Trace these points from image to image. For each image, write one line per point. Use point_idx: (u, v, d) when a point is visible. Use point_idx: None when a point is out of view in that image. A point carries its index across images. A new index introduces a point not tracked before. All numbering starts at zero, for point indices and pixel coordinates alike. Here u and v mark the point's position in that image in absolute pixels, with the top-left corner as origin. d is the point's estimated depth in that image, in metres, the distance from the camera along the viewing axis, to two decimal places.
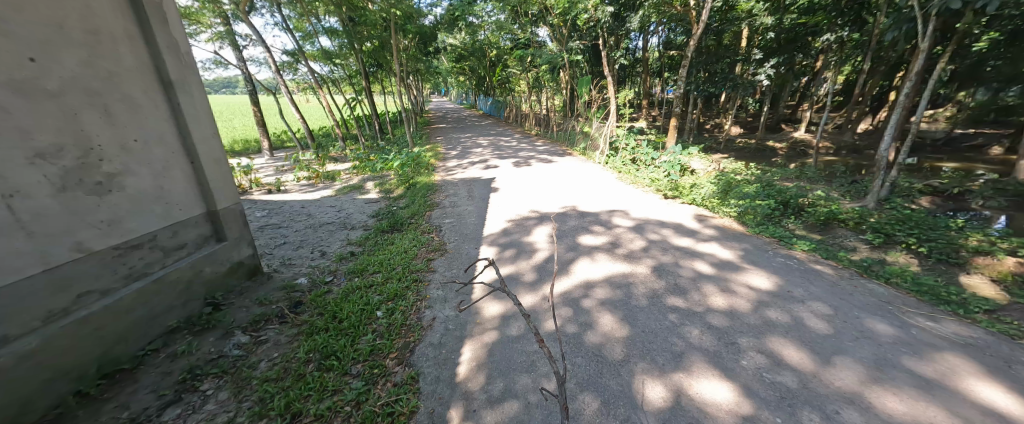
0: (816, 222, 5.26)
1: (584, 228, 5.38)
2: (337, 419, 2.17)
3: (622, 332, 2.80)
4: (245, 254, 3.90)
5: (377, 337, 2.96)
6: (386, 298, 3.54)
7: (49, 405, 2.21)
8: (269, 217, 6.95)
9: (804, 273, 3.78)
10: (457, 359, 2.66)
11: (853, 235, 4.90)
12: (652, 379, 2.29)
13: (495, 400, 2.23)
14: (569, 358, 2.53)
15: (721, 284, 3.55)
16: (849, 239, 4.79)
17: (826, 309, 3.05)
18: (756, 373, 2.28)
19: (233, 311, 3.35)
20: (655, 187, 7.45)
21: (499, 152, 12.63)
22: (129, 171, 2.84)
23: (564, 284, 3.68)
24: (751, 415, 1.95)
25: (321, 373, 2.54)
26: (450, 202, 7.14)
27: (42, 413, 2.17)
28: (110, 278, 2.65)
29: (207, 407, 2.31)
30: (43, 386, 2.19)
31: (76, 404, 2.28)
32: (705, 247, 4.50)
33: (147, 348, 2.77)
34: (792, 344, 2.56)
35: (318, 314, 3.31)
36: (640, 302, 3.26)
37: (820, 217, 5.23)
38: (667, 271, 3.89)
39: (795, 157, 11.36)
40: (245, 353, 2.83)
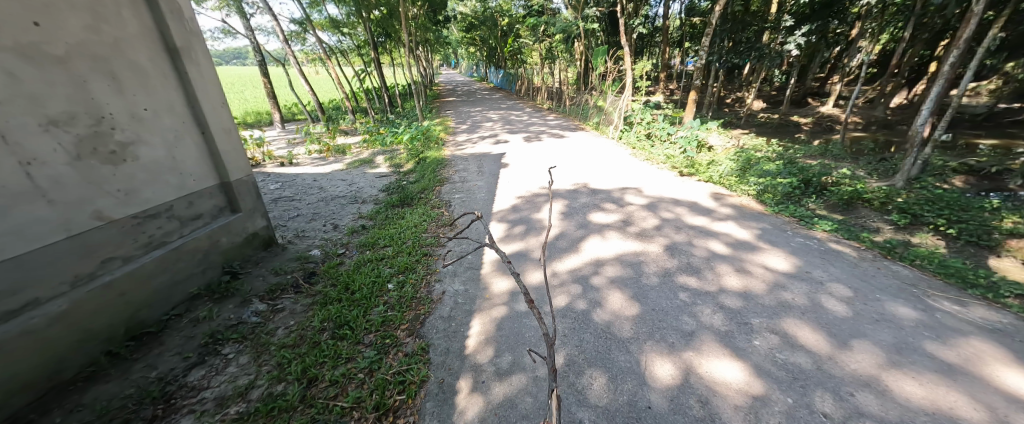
0: (839, 201, 5.00)
1: (595, 205, 5.29)
2: (351, 385, 2.25)
3: (632, 311, 2.78)
4: (259, 225, 3.97)
5: (388, 308, 3.02)
6: (397, 271, 3.59)
7: (83, 363, 2.35)
8: (283, 189, 7.05)
9: (823, 254, 3.65)
10: (466, 333, 2.69)
11: (877, 215, 4.67)
12: (661, 356, 2.28)
13: (503, 373, 2.26)
14: (577, 334, 2.54)
15: (735, 264, 3.45)
16: (873, 219, 4.57)
17: (846, 291, 2.94)
18: (769, 354, 2.23)
19: (250, 280, 3.45)
20: (670, 164, 7.19)
21: (509, 126, 12.36)
22: (140, 141, 2.84)
23: (573, 262, 3.66)
24: (762, 395, 1.93)
25: (335, 341, 2.62)
26: (460, 177, 7.07)
27: (77, 371, 2.31)
28: (131, 246, 2.73)
29: (229, 370, 2.43)
30: (75, 346, 2.32)
31: (108, 363, 2.42)
32: (720, 226, 4.37)
33: (171, 313, 2.89)
34: (807, 326, 2.50)
35: (331, 285, 3.39)
36: (651, 280, 3.22)
37: (843, 196, 4.97)
38: (680, 250, 3.80)
39: (821, 133, 10.78)
40: (263, 320, 2.94)
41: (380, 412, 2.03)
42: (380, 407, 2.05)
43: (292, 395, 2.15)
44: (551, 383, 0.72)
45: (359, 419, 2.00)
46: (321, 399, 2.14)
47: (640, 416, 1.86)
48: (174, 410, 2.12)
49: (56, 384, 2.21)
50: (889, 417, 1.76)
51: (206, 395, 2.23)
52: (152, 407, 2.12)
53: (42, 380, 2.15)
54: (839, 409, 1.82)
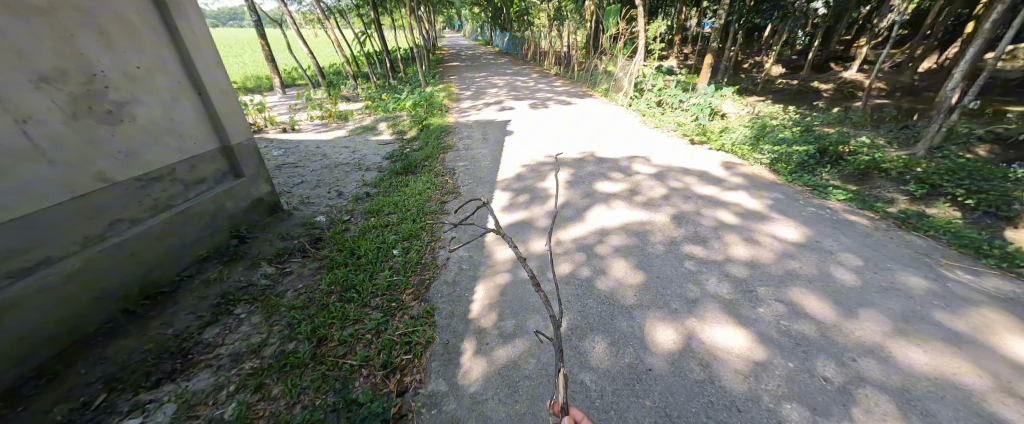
0: (854, 171, 4.80)
1: (601, 174, 5.17)
2: (359, 345, 2.31)
3: (636, 279, 2.78)
4: (264, 190, 3.96)
5: (393, 273, 3.06)
6: (401, 238, 3.60)
7: (102, 319, 2.42)
8: (286, 156, 6.99)
9: (835, 224, 3.56)
10: (471, 298, 2.73)
11: (893, 186, 4.49)
12: (664, 323, 2.29)
13: (506, 337, 2.30)
14: (581, 300, 2.57)
15: (743, 234, 3.40)
16: (888, 190, 4.41)
17: (857, 261, 2.91)
18: (773, 321, 2.23)
19: (259, 244, 3.50)
20: (681, 132, 6.93)
21: (515, 93, 11.93)
22: (136, 101, 2.76)
23: (577, 230, 3.63)
24: (764, 361, 1.93)
25: (342, 304, 2.68)
26: (464, 145, 6.93)
27: (97, 327, 2.38)
28: (137, 208, 2.74)
29: (243, 329, 2.51)
30: (93, 303, 2.38)
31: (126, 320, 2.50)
32: (730, 196, 4.26)
33: (183, 275, 2.95)
34: (814, 294, 2.48)
35: (337, 250, 3.43)
36: (656, 249, 3.19)
37: (859, 166, 4.76)
38: (687, 220, 3.74)
39: (841, 100, 10.26)
40: (273, 283, 3.01)
41: (387, 369, 2.09)
42: (387, 366, 2.12)
43: (303, 352, 2.22)
44: (557, 359, 0.98)
45: (368, 376, 2.07)
46: (331, 357, 2.22)
47: (640, 378, 1.90)
48: (192, 364, 2.22)
49: (78, 338, 2.29)
50: (889, 382, 1.77)
51: (221, 351, 2.32)
52: (171, 362, 2.21)
53: (65, 335, 2.23)
54: (840, 374, 1.83)
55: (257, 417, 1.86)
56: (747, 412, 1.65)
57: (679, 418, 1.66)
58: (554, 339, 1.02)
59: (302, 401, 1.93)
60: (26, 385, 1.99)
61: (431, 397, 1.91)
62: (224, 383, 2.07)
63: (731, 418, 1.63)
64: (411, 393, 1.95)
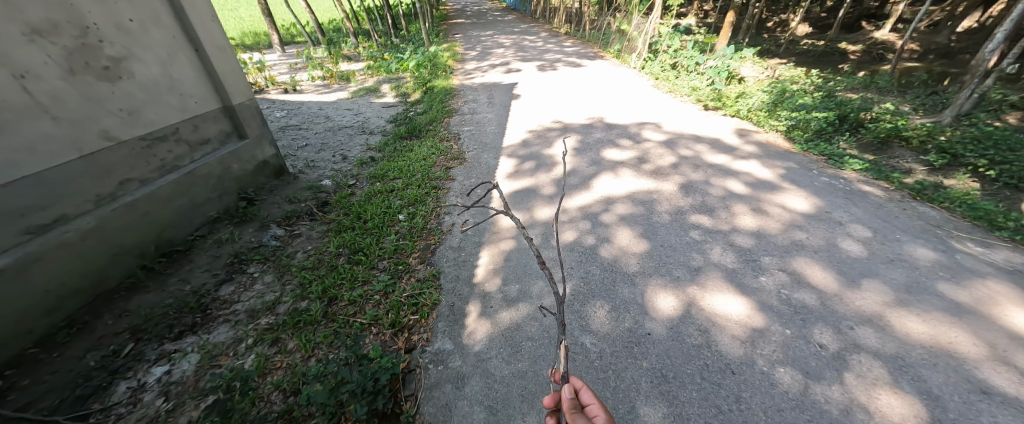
0: (874, 140, 4.55)
1: (610, 141, 5.02)
2: (368, 305, 2.40)
3: (640, 247, 2.79)
4: (269, 153, 3.93)
5: (400, 237, 3.10)
6: (407, 203, 3.61)
7: (122, 275, 2.51)
8: (289, 117, 6.88)
9: (847, 195, 3.48)
10: (475, 263, 2.78)
11: (912, 157, 4.26)
12: (665, 290, 2.33)
13: (510, 301, 2.36)
14: (583, 267, 2.61)
15: (752, 205, 3.34)
16: (907, 161, 4.21)
17: (866, 232, 2.87)
18: (775, 290, 2.25)
19: (267, 206, 3.54)
20: (695, 97, 6.62)
21: (522, 53, 11.36)
22: (132, 57, 2.67)
23: (583, 198, 3.61)
24: (762, 328, 1.97)
25: (351, 265, 2.76)
26: (469, 109, 6.72)
27: (118, 281, 2.46)
28: (145, 169, 2.75)
29: (257, 287, 2.62)
30: (112, 260, 2.45)
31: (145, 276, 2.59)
32: (741, 166, 4.14)
33: (196, 234, 3.01)
34: (818, 265, 2.48)
35: (344, 214, 3.47)
36: (662, 218, 3.17)
37: (880, 134, 4.51)
38: (695, 189, 3.67)
39: (868, 63, 9.58)
40: (283, 244, 3.09)
41: (395, 328, 2.18)
42: (395, 325, 2.21)
43: (315, 311, 2.33)
44: (559, 335, 1.03)
45: (377, 333, 2.17)
46: (342, 315, 2.32)
47: (639, 341, 1.96)
48: (211, 319, 2.34)
49: (102, 291, 2.37)
50: (885, 349, 1.80)
51: (238, 307, 2.44)
52: (191, 316, 2.33)
53: (90, 288, 2.32)
54: (837, 341, 1.86)
55: (275, 368, 1.99)
56: (740, 375, 1.71)
57: (674, 378, 1.73)
58: (557, 314, 1.07)
59: (316, 355, 2.05)
60: (58, 333, 2.09)
61: (437, 355, 2.01)
62: (242, 336, 2.20)
63: (725, 380, 1.70)
64: (418, 351, 2.04)
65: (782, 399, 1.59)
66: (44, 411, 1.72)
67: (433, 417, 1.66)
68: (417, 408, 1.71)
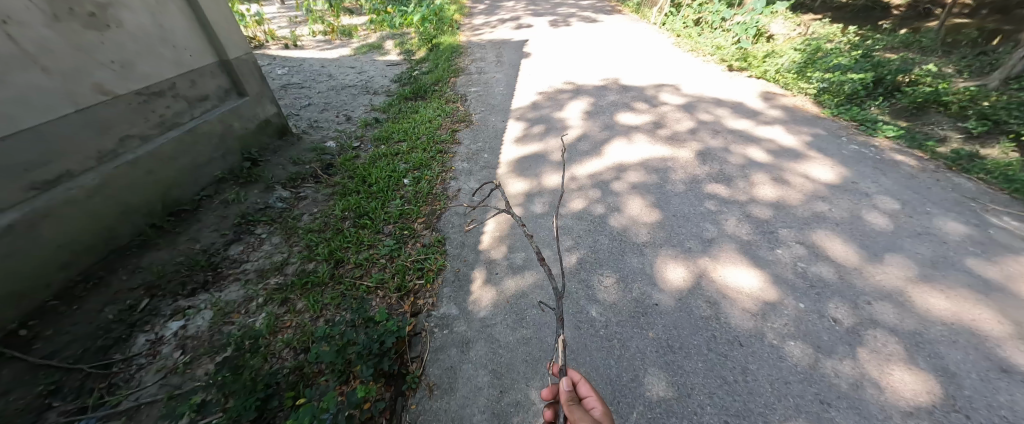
0: (908, 105, 3.99)
1: (624, 104, 4.74)
2: (374, 268, 2.41)
3: (651, 217, 2.69)
4: (270, 112, 3.81)
5: (405, 202, 3.05)
6: (412, 167, 3.51)
7: (133, 232, 2.53)
8: (290, 75, 6.62)
9: (877, 164, 3.25)
10: (481, 229, 2.73)
11: (948, 123, 3.70)
12: (675, 261, 2.26)
13: (516, 268, 2.34)
14: (592, 236, 2.55)
15: (773, 174, 3.16)
16: (942, 127, 3.67)
17: (894, 204, 2.70)
18: (791, 263, 2.17)
19: (271, 168, 3.48)
20: (719, 57, 6.12)
21: (533, 7, 10.56)
22: (119, 3, 2.50)
23: (594, 165, 3.47)
24: (775, 301, 1.91)
25: (356, 229, 2.75)
26: (476, 68, 6.36)
27: (130, 238, 2.49)
28: (145, 125, 2.68)
29: (265, 248, 2.64)
30: (121, 217, 2.46)
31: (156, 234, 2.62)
32: (765, 132, 3.89)
33: (202, 194, 3.00)
34: (839, 238, 2.37)
35: (349, 177, 3.41)
36: (676, 187, 3.04)
37: (915, 99, 3.94)
38: (713, 157, 3.48)
39: (912, 19, 8.65)
40: (289, 206, 3.07)
41: (401, 292, 2.19)
42: (401, 289, 2.22)
43: (323, 273, 2.35)
44: (557, 326, 1.12)
45: (384, 297, 2.19)
46: (348, 278, 2.34)
47: (646, 312, 1.94)
48: (222, 277, 2.38)
49: (115, 248, 2.41)
50: (902, 325, 1.75)
51: (247, 267, 2.48)
52: (203, 274, 2.37)
53: (103, 245, 2.35)
54: (852, 316, 1.81)
55: (286, 327, 2.04)
56: (748, 347, 1.69)
57: (680, 349, 1.72)
58: (556, 310, 1.15)
59: (325, 316, 2.09)
60: (76, 287, 2.14)
61: (442, 319, 2.02)
62: (253, 295, 2.25)
63: (732, 351, 1.68)
64: (424, 315, 2.07)
65: (790, 372, 1.56)
66: (69, 359, 1.81)
67: (438, 378, 1.70)
68: (422, 369, 1.75)
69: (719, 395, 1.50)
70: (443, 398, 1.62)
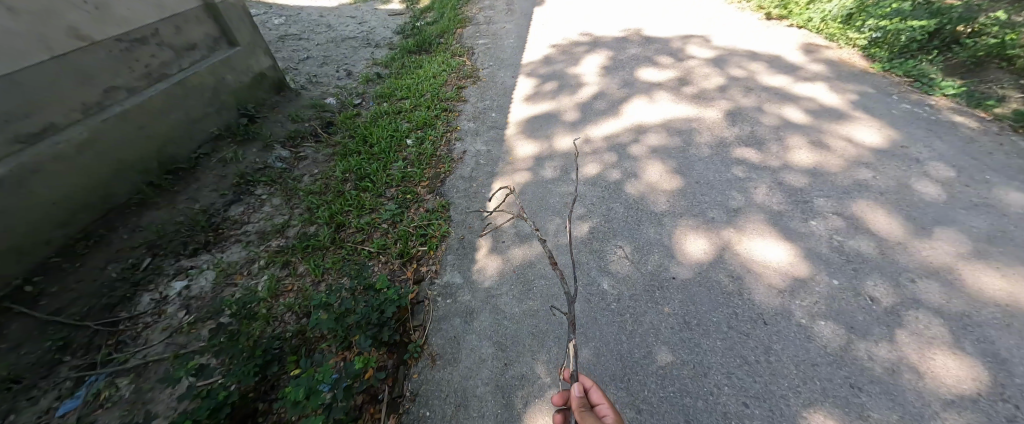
0: (967, 59, 3.31)
1: (647, 58, 4.28)
2: (376, 233, 2.31)
3: (672, 184, 2.48)
4: (265, 65, 3.56)
5: (408, 164, 2.88)
6: (415, 126, 3.30)
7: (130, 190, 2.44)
8: (287, 25, 6.20)
9: (931, 126, 2.89)
10: (487, 195, 2.57)
11: (1012, 80, 3.09)
12: (696, 232, 2.09)
13: (524, 237, 2.21)
14: (606, 204, 2.38)
15: (811, 137, 2.84)
16: (1003, 85, 3.08)
17: (948, 172, 2.41)
18: (826, 236, 1.97)
19: (269, 125, 3.32)
20: (756, 3, 5.32)
21: None
22: None
23: (610, 127, 3.19)
24: (806, 278, 1.75)
25: (358, 193, 2.62)
26: (484, 18, 5.82)
27: (127, 197, 2.40)
28: (129, 76, 2.51)
29: (265, 209, 2.57)
30: (115, 175, 2.35)
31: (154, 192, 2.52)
32: (804, 89, 3.47)
33: (199, 152, 2.87)
34: (883, 209, 2.14)
35: (349, 137, 3.23)
36: (700, 151, 2.77)
37: (978, 51, 3.23)
38: (744, 117, 3.14)
39: None
40: (289, 166, 2.96)
41: (404, 259, 2.11)
42: (404, 255, 2.13)
43: (323, 236, 2.27)
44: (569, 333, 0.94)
45: (386, 263, 2.11)
46: (350, 242, 2.26)
47: (661, 285, 1.81)
48: (224, 238, 2.34)
49: (113, 206, 2.34)
50: (949, 306, 1.58)
51: (248, 228, 2.42)
52: (204, 234, 2.33)
53: (100, 203, 2.27)
54: (892, 295, 1.64)
55: (287, 290, 2.00)
56: (773, 326, 1.56)
57: (698, 326, 1.60)
58: (569, 311, 0.97)
59: (326, 280, 2.03)
60: (77, 244, 2.10)
61: (445, 288, 1.95)
62: (254, 257, 2.21)
63: (754, 330, 1.56)
64: (427, 283, 1.99)
65: (818, 354, 1.45)
66: (75, 316, 1.81)
67: (440, 348, 1.66)
68: (425, 339, 1.70)
69: (739, 375, 1.40)
70: (446, 368, 1.57)
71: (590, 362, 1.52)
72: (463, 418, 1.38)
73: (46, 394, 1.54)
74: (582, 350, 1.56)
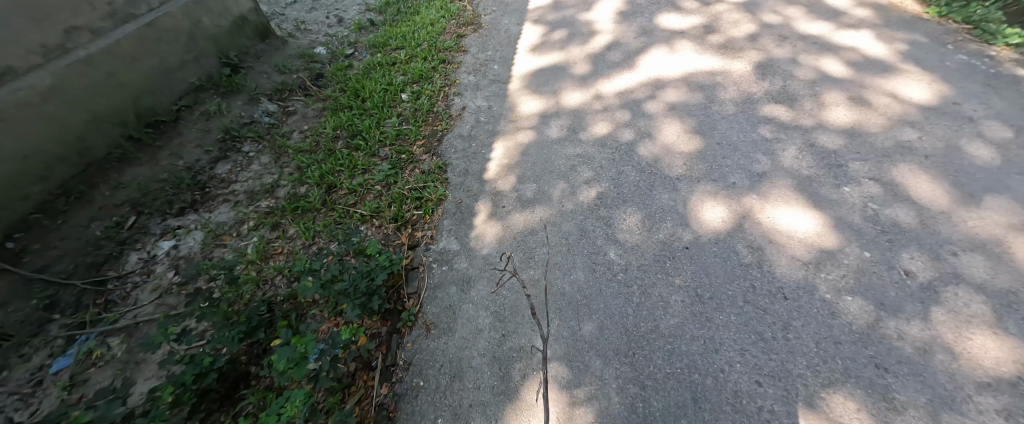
0: None
1: (669, 2, 3.80)
2: (369, 196, 2.18)
3: (690, 145, 2.25)
4: (246, 7, 3.18)
5: (402, 121, 2.67)
6: (410, 79, 3.03)
7: (108, 145, 2.21)
8: None
9: (990, 80, 2.52)
10: (488, 155, 2.38)
11: None
12: (714, 199, 1.91)
13: (526, 202, 2.05)
14: (616, 167, 2.18)
15: (850, 93, 2.53)
16: None
17: (1006, 132, 2.12)
18: (860, 204, 1.78)
19: (254, 77, 3.06)
20: None
21: None
22: None
23: (624, 81, 2.89)
24: (835, 250, 1.60)
25: (350, 152, 2.45)
26: None
27: (106, 152, 2.19)
28: (92, 15, 2.19)
29: (253, 168, 2.43)
30: (88, 127, 2.13)
31: (134, 148, 2.30)
32: (847, 38, 3.06)
33: (181, 104, 2.61)
34: (926, 175, 1.91)
35: (340, 91, 2.98)
36: (724, 108, 2.49)
37: None
38: (775, 70, 2.80)
39: None
40: (277, 122, 2.78)
41: (398, 223, 1.99)
42: (398, 219, 2.01)
43: (313, 198, 2.15)
44: None
45: (379, 227, 2.00)
46: (341, 205, 2.13)
47: (673, 256, 1.68)
48: (211, 198, 2.26)
49: (92, 161, 2.13)
50: (994, 282, 1.41)
51: (236, 188, 2.31)
52: (190, 193, 2.24)
53: (76, 158, 2.06)
54: (930, 269, 1.49)
55: (277, 253, 1.92)
56: (794, 301, 1.44)
57: (710, 299, 1.49)
58: None
59: (317, 244, 1.94)
60: (56, 201, 1.93)
61: (441, 254, 1.85)
62: (243, 218, 2.11)
63: (772, 305, 1.44)
64: (423, 248, 1.89)
65: (842, 331, 1.33)
66: (61, 274, 1.77)
67: (435, 317, 1.58)
68: (419, 307, 1.63)
69: (753, 352, 1.31)
70: (441, 337, 1.51)
71: (593, 336, 1.43)
72: (458, 389, 1.34)
73: (39, 352, 1.57)
74: (585, 324, 1.47)
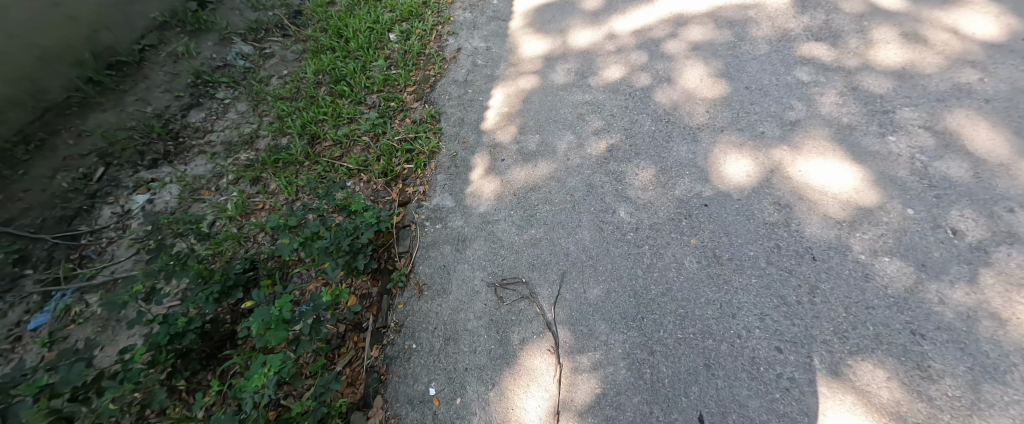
0: None
1: None
2: (356, 148, 1.99)
3: (714, 91, 1.99)
4: None
5: (391, 65, 2.39)
6: (399, 17, 2.68)
7: (66, 88, 1.97)
8: None
9: None
10: (486, 103, 2.15)
11: None
12: (738, 150, 1.71)
13: (527, 155, 1.86)
14: (629, 115, 1.95)
15: (904, 28, 2.13)
16: None
17: None
18: (907, 156, 1.56)
19: (225, 14, 2.70)
20: None
21: None
22: None
23: (643, 17, 2.52)
24: (872, 207, 1.42)
25: (333, 99, 2.21)
26: None
27: (65, 95, 1.96)
28: None
29: (229, 116, 2.26)
30: (38, 65, 1.89)
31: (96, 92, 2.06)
32: None
33: (144, 44, 2.31)
34: (986, 122, 1.60)
35: (322, 31, 2.66)
36: (756, 48, 2.17)
37: None
38: (819, 2, 2.41)
39: None
40: (253, 66, 2.52)
41: (388, 178, 1.83)
42: (388, 174, 1.85)
43: (296, 150, 1.97)
44: None
45: (368, 182, 1.84)
46: (326, 158, 1.96)
47: (689, 213, 1.52)
48: (186, 149, 2.11)
49: (50, 106, 1.91)
50: None
51: (213, 138, 2.15)
52: (162, 143, 2.09)
53: (30, 100, 1.85)
54: (983, 228, 1.28)
55: (259, 209, 1.79)
56: (823, 262, 1.30)
57: (729, 260, 1.36)
58: None
59: (301, 200, 1.80)
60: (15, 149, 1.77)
61: (435, 212, 1.70)
62: (221, 171, 1.97)
63: (799, 266, 1.31)
64: (414, 205, 1.74)
65: (875, 295, 1.19)
66: (30, 227, 1.69)
67: (428, 278, 1.48)
68: (411, 267, 1.53)
69: (774, 317, 1.19)
70: (435, 299, 1.41)
71: (600, 299, 1.32)
72: (453, 352, 1.26)
73: (15, 308, 1.54)
74: (592, 288, 1.35)
